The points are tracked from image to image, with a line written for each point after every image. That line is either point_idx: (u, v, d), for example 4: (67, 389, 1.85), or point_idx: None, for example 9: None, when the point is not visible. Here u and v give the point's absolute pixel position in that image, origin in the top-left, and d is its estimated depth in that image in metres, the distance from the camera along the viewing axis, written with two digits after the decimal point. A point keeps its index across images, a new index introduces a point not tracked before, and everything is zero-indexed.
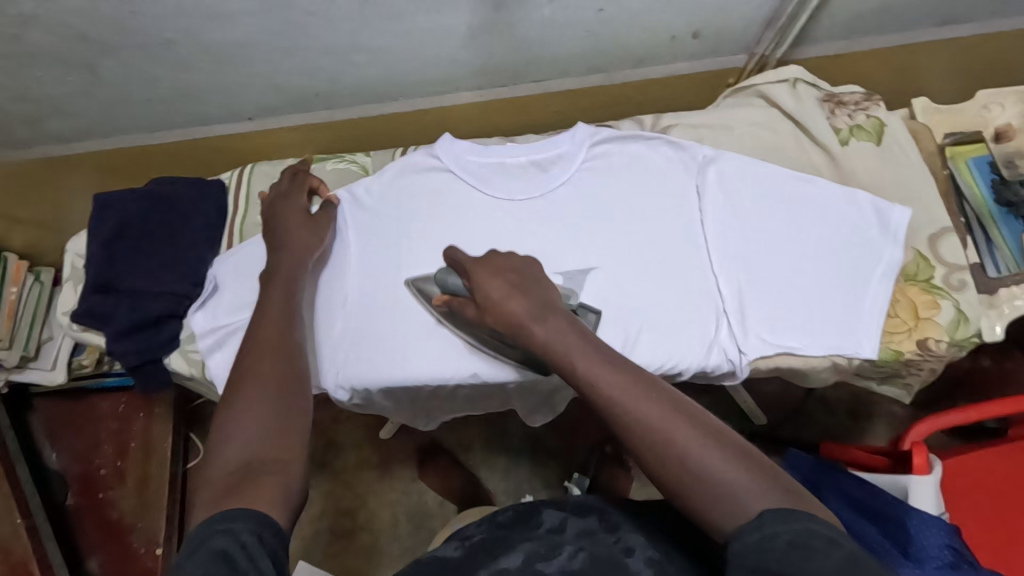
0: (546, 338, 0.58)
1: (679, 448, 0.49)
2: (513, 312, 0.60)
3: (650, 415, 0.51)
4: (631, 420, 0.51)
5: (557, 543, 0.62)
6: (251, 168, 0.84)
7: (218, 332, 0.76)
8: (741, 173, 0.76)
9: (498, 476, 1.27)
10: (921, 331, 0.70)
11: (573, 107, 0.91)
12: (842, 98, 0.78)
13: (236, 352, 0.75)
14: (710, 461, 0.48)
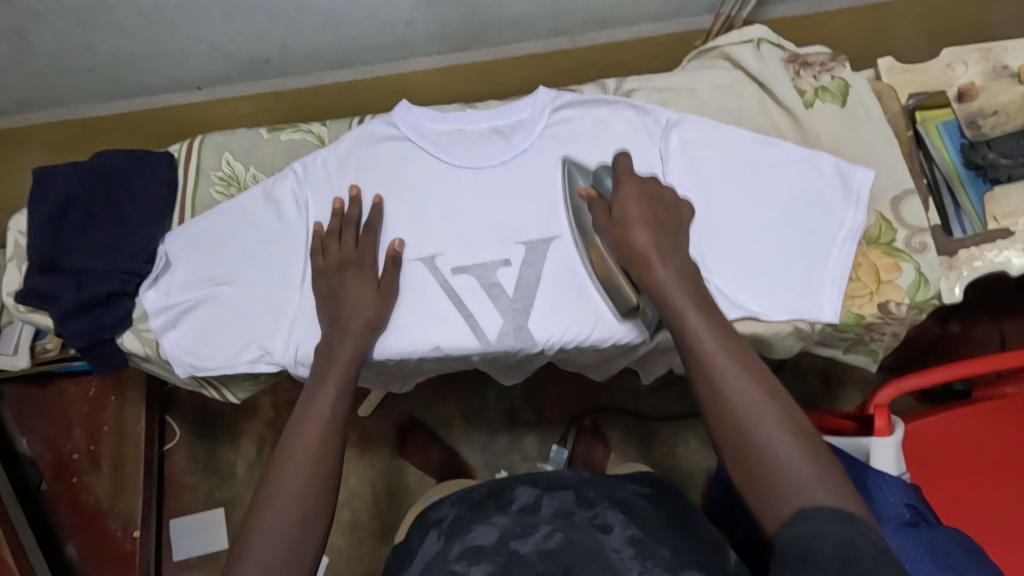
0: (663, 279, 0.62)
1: (755, 427, 0.54)
2: (637, 247, 0.64)
3: (737, 387, 0.56)
4: (717, 382, 0.56)
5: (534, 521, 0.62)
6: (201, 140, 0.81)
7: (173, 309, 0.75)
8: (704, 138, 0.74)
9: (475, 450, 1.27)
10: (882, 295, 0.69)
11: (537, 72, 0.89)
12: (807, 59, 0.76)
13: (193, 330, 0.75)
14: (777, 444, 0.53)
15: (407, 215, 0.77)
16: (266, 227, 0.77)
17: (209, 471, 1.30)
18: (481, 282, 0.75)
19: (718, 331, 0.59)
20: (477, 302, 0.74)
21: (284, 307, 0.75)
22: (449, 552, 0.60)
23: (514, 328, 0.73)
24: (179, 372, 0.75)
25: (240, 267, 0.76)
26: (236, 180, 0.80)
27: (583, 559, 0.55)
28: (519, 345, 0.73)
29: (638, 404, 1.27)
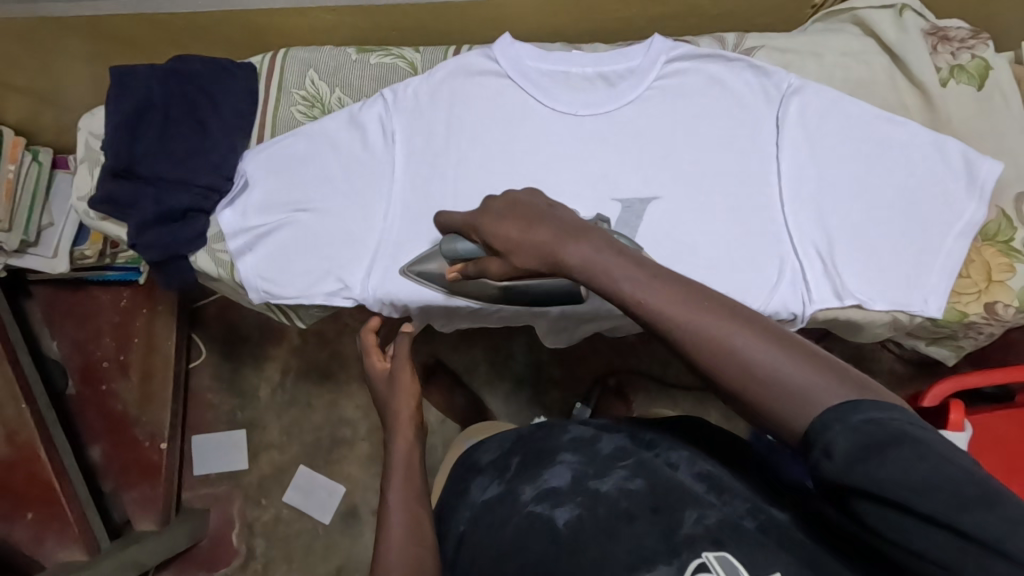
0: (574, 259, 0.44)
1: (736, 347, 0.38)
2: (513, 237, 0.48)
3: (686, 309, 0.39)
4: (664, 320, 0.40)
5: (603, 462, 0.53)
6: (285, 53, 0.75)
7: (249, 232, 0.72)
8: (823, 108, 0.70)
9: (497, 398, 1.27)
10: (990, 295, 0.67)
11: (641, 15, 0.82)
12: (947, 33, 0.70)
13: (269, 256, 0.72)
14: (764, 359, 0.37)
15: (497, 157, 0.73)
16: (352, 156, 0.73)
17: (232, 392, 1.30)
18: None
19: (642, 272, 0.42)
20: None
21: (365, 243, 0.72)
22: (521, 495, 0.53)
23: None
24: (253, 297, 0.73)
25: (321, 195, 0.73)
26: (320, 101, 0.76)
27: (674, 498, 0.48)
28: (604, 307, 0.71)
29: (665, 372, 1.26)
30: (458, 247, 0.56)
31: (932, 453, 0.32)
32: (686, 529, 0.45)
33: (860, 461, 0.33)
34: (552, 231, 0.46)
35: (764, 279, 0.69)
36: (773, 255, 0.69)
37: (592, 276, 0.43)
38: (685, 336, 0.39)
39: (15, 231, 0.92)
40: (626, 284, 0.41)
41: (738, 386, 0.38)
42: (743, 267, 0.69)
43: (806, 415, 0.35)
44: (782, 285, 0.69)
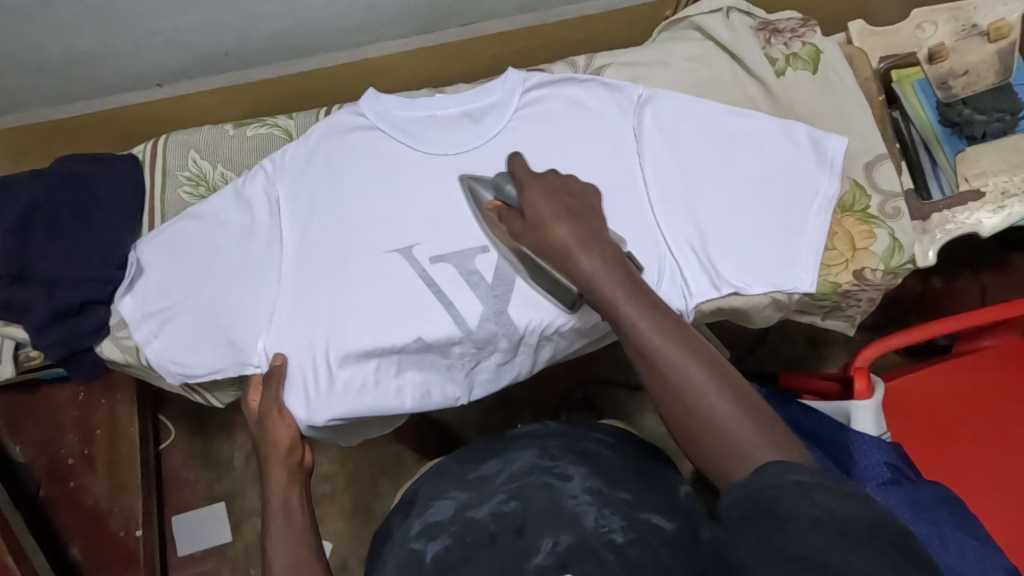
0: (592, 271, 0.58)
1: (703, 391, 0.52)
2: (545, 220, 0.61)
3: (671, 349, 0.54)
4: (655, 351, 0.55)
5: (490, 491, 0.63)
6: (166, 138, 0.79)
7: (151, 317, 0.74)
8: (676, 112, 0.74)
9: (472, 428, 1.31)
10: (858, 262, 0.70)
11: (507, 51, 0.86)
12: (777, 26, 0.76)
13: (174, 336, 0.74)
14: (720, 408, 0.51)
15: (381, 207, 0.75)
16: (239, 227, 0.76)
17: (207, 465, 1.31)
18: (459, 270, 0.74)
19: (645, 306, 0.57)
20: (456, 289, 0.74)
21: (263, 308, 0.74)
22: (410, 530, 0.62)
23: (493, 314, 0.73)
24: (170, 381, 0.75)
25: (213, 270, 0.75)
26: (204, 179, 0.79)
27: (540, 519, 0.56)
28: (500, 331, 0.73)
29: (628, 376, 1.34)
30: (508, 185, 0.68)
31: (798, 499, 0.41)
32: (538, 547, 0.52)
33: (754, 497, 0.43)
34: (584, 249, 0.59)
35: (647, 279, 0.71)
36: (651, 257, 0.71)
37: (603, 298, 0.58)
38: (667, 371, 0.54)
39: None
40: (635, 316, 0.56)
41: (695, 410, 0.52)
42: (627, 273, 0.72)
43: (735, 454, 0.49)
44: (665, 284, 0.71)
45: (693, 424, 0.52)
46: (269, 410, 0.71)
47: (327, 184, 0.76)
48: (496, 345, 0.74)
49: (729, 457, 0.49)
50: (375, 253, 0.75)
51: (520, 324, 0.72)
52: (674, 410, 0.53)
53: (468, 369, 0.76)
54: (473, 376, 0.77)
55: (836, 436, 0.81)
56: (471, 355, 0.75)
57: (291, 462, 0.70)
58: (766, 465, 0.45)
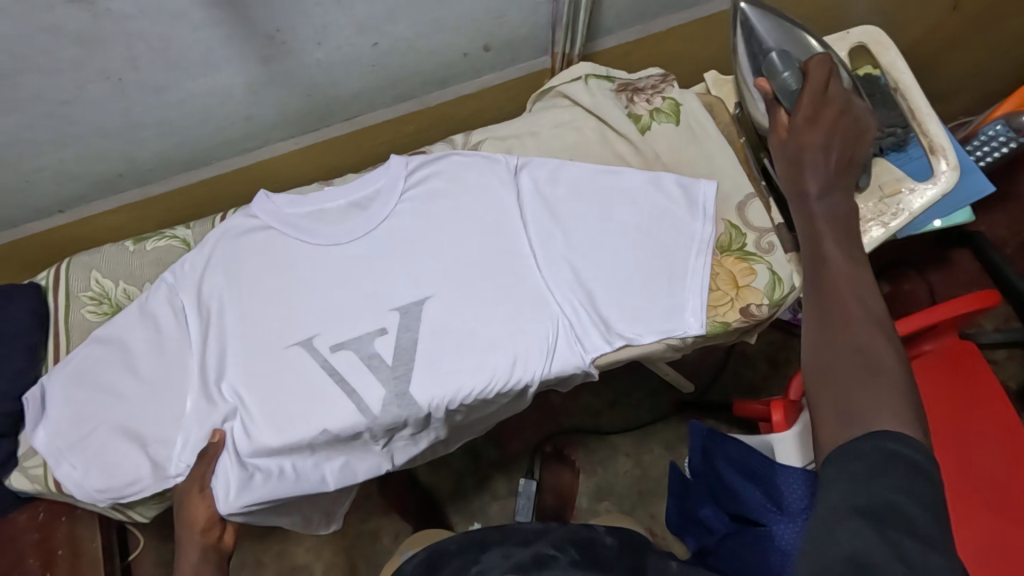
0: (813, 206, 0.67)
1: (851, 342, 0.57)
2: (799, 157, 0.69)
3: (841, 304, 0.60)
4: (829, 279, 0.63)
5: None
6: (68, 262, 0.81)
7: (62, 447, 0.74)
8: (552, 175, 0.77)
9: (446, 493, 1.29)
10: (743, 299, 0.71)
11: (397, 137, 0.90)
12: (638, 85, 0.80)
13: (86, 463, 0.74)
14: (857, 368, 0.56)
15: (282, 302, 0.77)
16: (141, 342, 0.76)
17: None
18: (359, 355, 0.75)
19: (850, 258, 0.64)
20: (359, 375, 0.74)
21: (174, 420, 0.74)
22: None
23: (396, 396, 0.73)
24: (102, 505, 0.76)
25: (117, 387, 0.75)
26: (108, 297, 0.80)
27: None
28: (405, 412, 0.73)
29: (596, 421, 1.33)
30: (793, 73, 0.71)
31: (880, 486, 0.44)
32: None
33: (860, 501, 0.44)
34: (831, 241, 0.65)
35: (543, 344, 0.73)
36: (542, 320, 0.73)
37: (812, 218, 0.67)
38: (830, 316, 0.60)
39: None
40: (834, 261, 0.63)
41: (850, 344, 0.57)
42: (526, 345, 0.73)
43: (855, 415, 0.52)
44: (558, 344, 0.73)
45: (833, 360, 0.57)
46: (189, 492, 0.72)
47: (224, 287, 0.77)
48: (406, 424, 0.74)
49: (840, 416, 0.54)
50: (275, 349, 0.75)
51: (424, 403, 0.73)
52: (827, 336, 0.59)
53: (388, 443, 0.77)
54: (392, 447, 0.78)
55: (766, 471, 0.82)
56: (380, 436, 0.75)
57: (206, 543, 0.72)
58: (876, 430, 0.49)
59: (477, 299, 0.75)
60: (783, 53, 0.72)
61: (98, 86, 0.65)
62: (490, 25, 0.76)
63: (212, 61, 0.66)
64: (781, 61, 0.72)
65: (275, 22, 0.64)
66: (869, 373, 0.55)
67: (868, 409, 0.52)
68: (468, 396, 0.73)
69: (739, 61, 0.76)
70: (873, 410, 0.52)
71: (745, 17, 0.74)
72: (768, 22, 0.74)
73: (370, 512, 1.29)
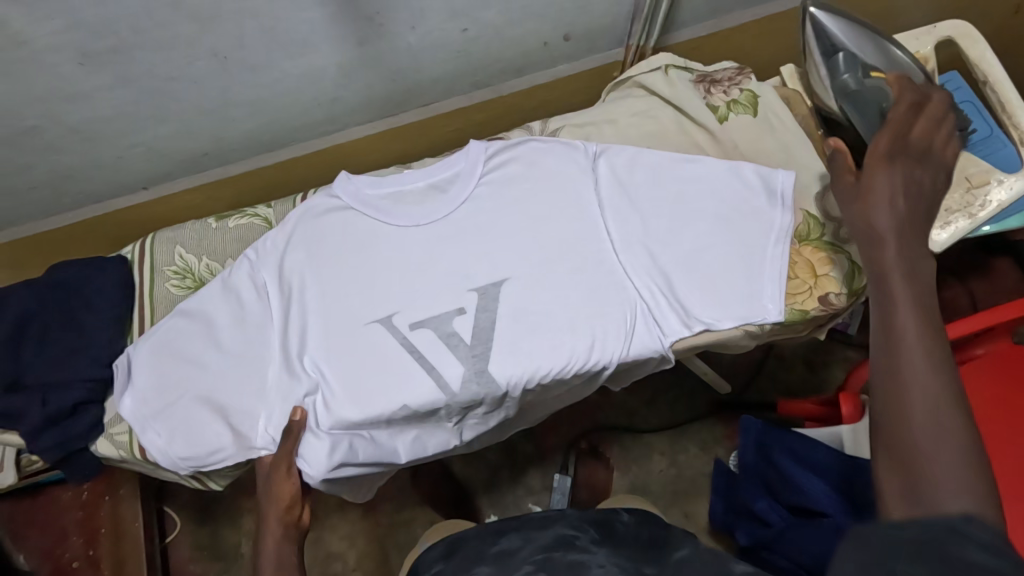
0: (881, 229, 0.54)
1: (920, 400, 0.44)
2: (871, 188, 0.56)
3: (907, 349, 0.46)
4: (897, 315, 0.48)
5: (516, 564, 0.62)
6: (154, 238, 0.83)
7: (147, 414, 0.76)
8: (631, 164, 0.78)
9: (480, 488, 1.30)
10: (822, 287, 0.72)
11: (468, 125, 0.91)
12: (714, 77, 0.81)
13: (171, 431, 0.76)
14: (941, 444, 0.42)
15: (360, 281, 0.77)
16: (225, 317, 0.77)
17: (215, 556, 1.28)
18: (438, 334, 0.76)
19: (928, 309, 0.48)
20: (437, 353, 0.76)
21: (259, 391, 0.76)
22: None
23: (475, 374, 0.75)
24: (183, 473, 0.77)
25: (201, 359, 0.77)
26: (191, 272, 0.82)
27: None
28: (483, 390, 0.74)
29: (633, 419, 1.33)
30: (855, 76, 0.69)
31: None
32: None
33: None
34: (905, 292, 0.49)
35: (622, 327, 0.74)
36: (622, 304, 0.75)
37: (885, 259, 0.52)
38: (898, 362, 0.46)
39: None
40: (902, 300, 0.49)
41: (911, 403, 0.44)
42: (605, 328, 0.74)
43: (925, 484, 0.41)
44: (637, 327, 0.74)
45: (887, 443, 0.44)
46: (280, 462, 0.72)
47: (303, 265, 0.78)
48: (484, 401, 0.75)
49: (906, 486, 0.42)
50: (355, 325, 0.76)
51: (503, 381, 0.74)
52: (882, 421, 0.45)
53: (461, 420, 0.78)
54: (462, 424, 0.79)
55: (833, 463, 0.80)
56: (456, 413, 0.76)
57: (288, 520, 0.69)
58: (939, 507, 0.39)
59: (556, 282, 0.76)
60: (851, 55, 0.70)
61: (206, 62, 0.66)
62: (574, 14, 0.78)
63: (316, 41, 0.68)
64: (846, 61, 0.70)
65: (376, 5, 0.66)
66: (939, 430, 0.42)
67: (939, 474, 0.41)
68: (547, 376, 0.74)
69: (807, 63, 0.73)
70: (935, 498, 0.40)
71: (816, 19, 0.71)
72: (840, 22, 0.70)
73: (404, 503, 1.30)
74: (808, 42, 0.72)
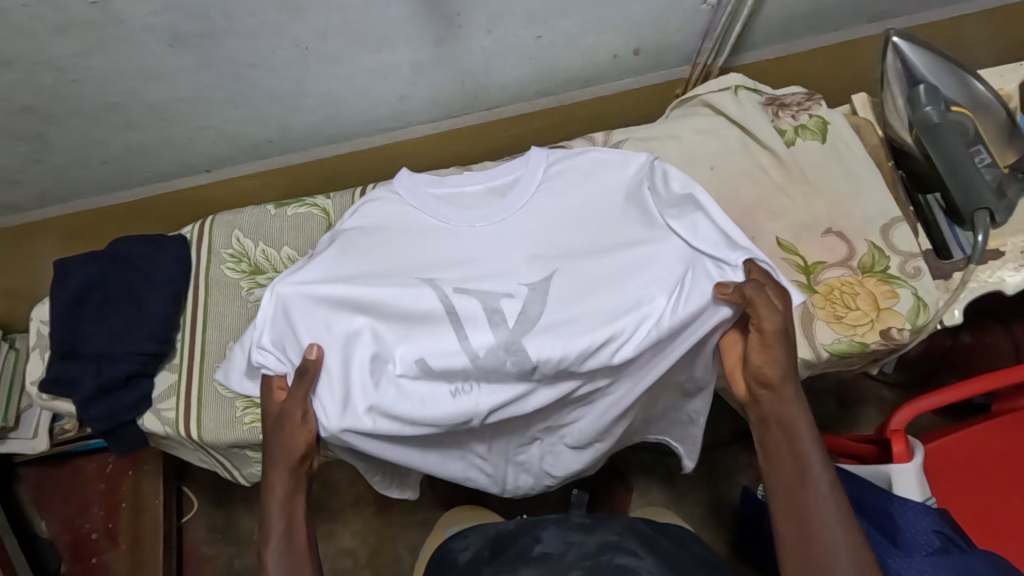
0: (789, 423, 0.59)
1: None
2: (767, 372, 0.61)
3: None
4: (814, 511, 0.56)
5: (562, 566, 0.62)
6: (212, 220, 0.84)
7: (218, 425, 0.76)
8: (686, 184, 0.66)
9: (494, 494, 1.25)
10: (884, 321, 0.70)
11: (527, 131, 0.91)
12: (784, 100, 0.80)
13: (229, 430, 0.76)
14: None
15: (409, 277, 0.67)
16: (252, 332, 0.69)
17: (229, 539, 1.24)
18: (484, 306, 0.65)
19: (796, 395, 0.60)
20: (474, 322, 0.65)
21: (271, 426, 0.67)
22: None
23: (505, 343, 0.63)
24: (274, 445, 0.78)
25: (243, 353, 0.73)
26: (247, 257, 0.83)
27: None
28: (512, 360, 0.62)
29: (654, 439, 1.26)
30: (938, 108, 0.68)
31: None
32: None
33: None
34: (795, 408, 0.60)
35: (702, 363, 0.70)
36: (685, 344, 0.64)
37: (788, 424, 0.59)
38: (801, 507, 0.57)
39: None
40: (819, 488, 0.57)
41: None
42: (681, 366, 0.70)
43: None
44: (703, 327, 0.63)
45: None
46: (293, 410, 0.63)
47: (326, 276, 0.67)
48: (489, 384, 0.64)
49: None
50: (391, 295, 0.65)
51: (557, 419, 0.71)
52: None
53: (485, 413, 0.63)
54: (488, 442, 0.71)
55: (876, 500, 0.78)
56: (473, 382, 0.64)
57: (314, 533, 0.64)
58: None
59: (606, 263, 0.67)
60: (932, 88, 0.69)
61: (288, 52, 0.68)
62: (647, 29, 0.78)
63: (395, 39, 0.69)
64: (927, 94, 0.69)
65: (458, 6, 0.67)
66: None
67: None
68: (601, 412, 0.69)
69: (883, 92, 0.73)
70: (824, 538, 0.55)
71: (899, 52, 0.70)
72: (923, 54, 0.69)
73: (418, 504, 1.26)
74: (891, 72, 0.72)
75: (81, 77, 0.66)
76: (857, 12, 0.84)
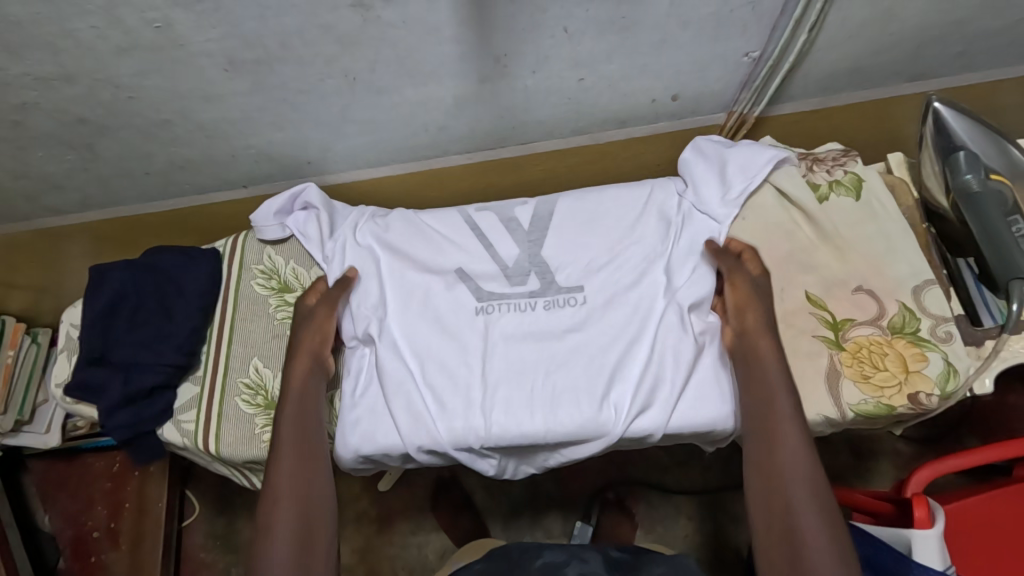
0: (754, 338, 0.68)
1: (805, 519, 0.58)
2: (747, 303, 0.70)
3: (787, 478, 0.60)
4: (774, 412, 0.63)
5: None
6: (244, 236, 0.84)
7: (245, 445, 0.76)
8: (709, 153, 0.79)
9: (498, 521, 1.22)
10: (912, 384, 0.69)
11: (560, 165, 0.92)
12: (819, 156, 0.81)
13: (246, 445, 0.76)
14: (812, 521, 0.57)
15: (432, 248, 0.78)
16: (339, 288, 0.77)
17: (227, 548, 1.22)
18: (500, 219, 0.80)
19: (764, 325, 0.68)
20: (497, 234, 0.78)
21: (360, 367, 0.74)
22: None
23: (528, 256, 0.77)
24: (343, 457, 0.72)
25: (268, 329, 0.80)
26: (276, 274, 0.82)
27: None
28: (534, 270, 0.76)
29: (663, 478, 1.22)
30: (978, 176, 0.73)
31: None
32: None
33: None
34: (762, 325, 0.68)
35: (717, 390, 0.69)
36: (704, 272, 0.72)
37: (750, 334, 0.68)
38: (756, 402, 0.65)
39: (10, 413, 1.01)
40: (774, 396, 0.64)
41: (778, 526, 0.59)
42: (693, 399, 0.69)
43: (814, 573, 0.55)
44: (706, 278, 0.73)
45: (766, 484, 0.61)
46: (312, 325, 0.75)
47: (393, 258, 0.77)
48: (506, 300, 0.74)
49: (786, 552, 0.57)
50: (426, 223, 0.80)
51: (588, 419, 0.68)
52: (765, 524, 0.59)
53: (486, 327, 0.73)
54: (490, 418, 0.69)
55: None
56: (491, 304, 0.74)
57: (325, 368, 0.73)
58: None
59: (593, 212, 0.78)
60: (970, 154, 0.73)
61: (336, 81, 0.69)
62: (687, 77, 0.79)
63: (440, 75, 0.71)
64: (967, 161, 0.73)
65: (506, 48, 0.68)
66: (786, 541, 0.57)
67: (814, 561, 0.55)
68: (618, 399, 0.69)
69: (922, 153, 0.77)
70: (785, 430, 0.62)
71: (938, 115, 0.75)
72: (963, 120, 0.74)
73: (419, 526, 1.23)
74: (927, 136, 0.76)
75: (138, 95, 0.68)
76: (896, 72, 0.84)
